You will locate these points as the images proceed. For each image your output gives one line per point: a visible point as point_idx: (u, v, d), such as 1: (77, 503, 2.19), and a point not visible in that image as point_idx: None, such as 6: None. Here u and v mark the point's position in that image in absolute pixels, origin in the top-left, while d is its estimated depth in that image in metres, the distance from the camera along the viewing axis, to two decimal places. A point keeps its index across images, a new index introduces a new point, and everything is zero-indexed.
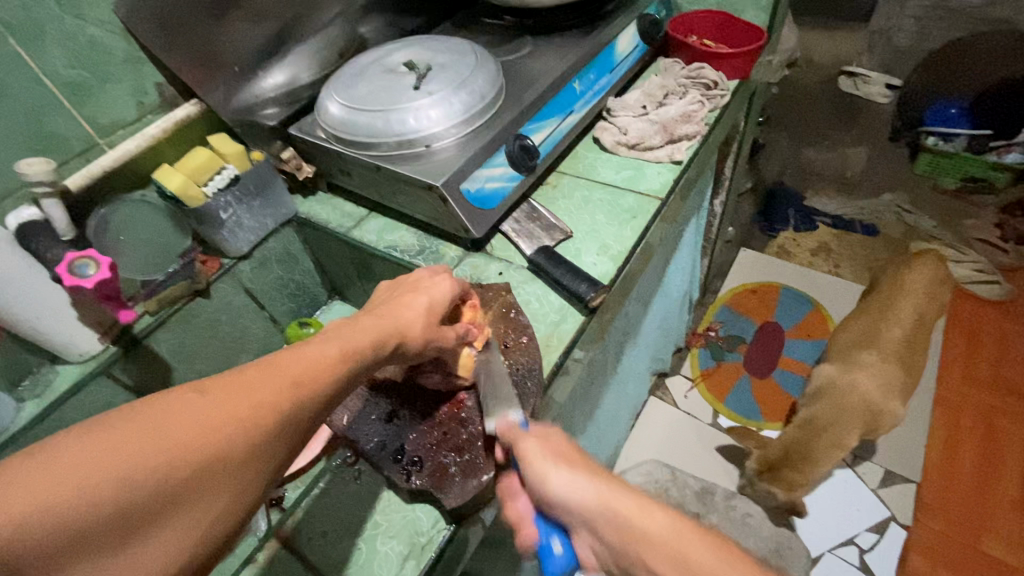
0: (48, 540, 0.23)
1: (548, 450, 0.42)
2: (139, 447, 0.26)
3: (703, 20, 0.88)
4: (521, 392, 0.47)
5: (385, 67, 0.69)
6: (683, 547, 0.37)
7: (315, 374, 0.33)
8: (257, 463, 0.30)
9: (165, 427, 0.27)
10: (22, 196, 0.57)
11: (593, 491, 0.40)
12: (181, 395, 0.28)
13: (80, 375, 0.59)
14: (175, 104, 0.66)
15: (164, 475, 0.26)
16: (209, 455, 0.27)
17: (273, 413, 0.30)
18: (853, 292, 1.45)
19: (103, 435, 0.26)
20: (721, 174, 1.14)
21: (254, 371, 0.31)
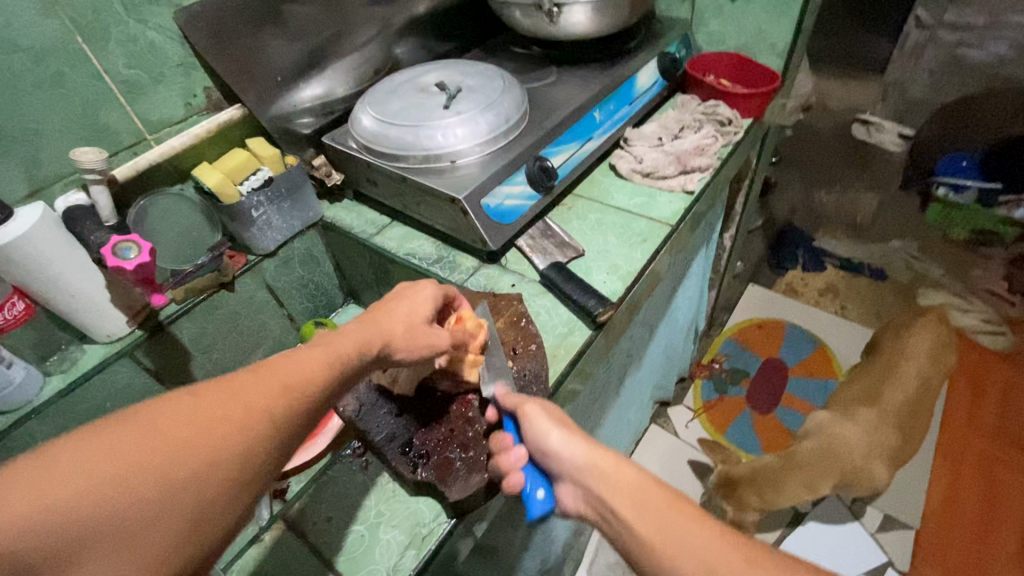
0: (51, 536, 0.26)
1: (548, 413, 0.46)
2: (135, 446, 0.29)
3: (719, 61, 0.93)
4: (551, 412, 0.46)
5: (417, 86, 0.73)
6: (656, 500, 0.40)
7: (308, 377, 0.36)
8: (251, 463, 0.32)
9: (162, 431, 0.30)
10: (72, 182, 0.60)
11: (591, 453, 0.43)
12: (174, 399, 0.31)
13: (105, 355, 0.62)
14: (219, 107, 0.70)
15: (161, 476, 0.29)
16: (205, 456, 0.30)
17: (265, 413, 0.33)
18: (860, 334, 1.47)
19: (105, 439, 0.29)
20: (732, 209, 1.17)
21: (247, 374, 0.34)
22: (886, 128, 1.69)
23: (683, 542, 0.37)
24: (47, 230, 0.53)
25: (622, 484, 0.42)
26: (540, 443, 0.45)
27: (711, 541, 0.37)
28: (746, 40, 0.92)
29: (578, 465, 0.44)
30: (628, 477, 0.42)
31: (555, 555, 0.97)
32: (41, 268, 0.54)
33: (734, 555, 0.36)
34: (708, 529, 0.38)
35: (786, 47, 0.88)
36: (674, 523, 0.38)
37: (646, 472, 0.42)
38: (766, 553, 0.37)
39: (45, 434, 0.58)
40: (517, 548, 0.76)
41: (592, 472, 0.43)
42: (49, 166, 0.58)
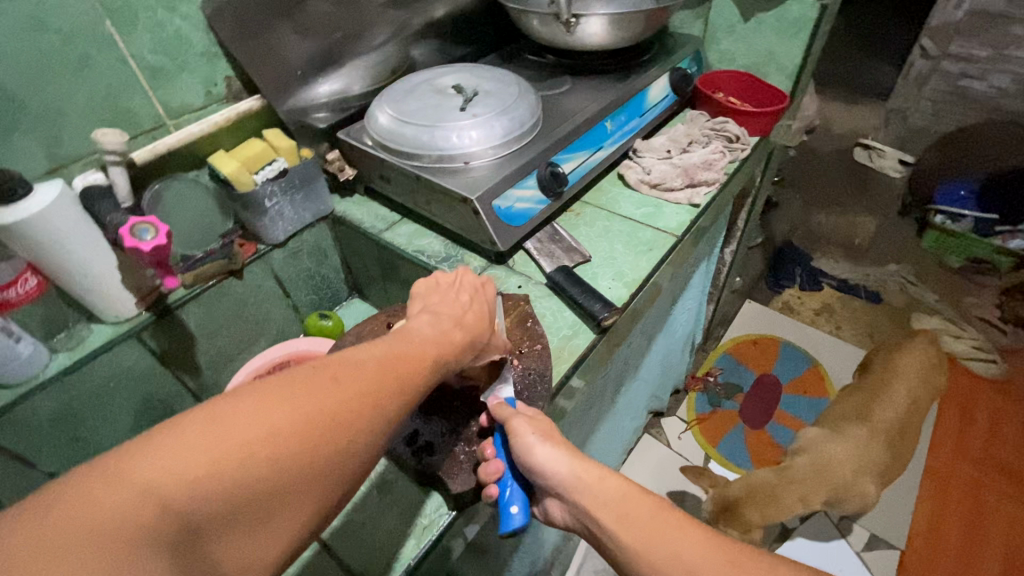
0: (214, 498, 0.27)
1: (534, 427, 0.46)
2: (287, 419, 0.29)
3: (729, 80, 0.95)
4: (538, 425, 0.46)
5: (434, 87, 0.74)
6: (641, 512, 0.43)
7: (419, 364, 0.37)
8: (376, 442, 0.33)
9: (305, 401, 0.30)
10: (91, 162, 0.61)
11: (578, 466, 0.45)
12: (318, 376, 0.32)
13: (112, 335, 0.62)
14: (239, 97, 0.71)
15: (306, 448, 0.29)
16: (343, 431, 0.31)
17: (391, 401, 0.33)
18: (854, 355, 1.47)
19: (255, 406, 0.29)
20: (733, 225, 1.18)
21: (374, 359, 0.34)
22: (887, 154, 1.82)
23: (668, 549, 0.40)
24: (65, 207, 0.54)
25: (610, 496, 0.44)
26: (527, 458, 0.45)
27: (693, 544, 0.40)
28: (755, 60, 0.94)
29: (566, 480, 0.45)
30: (616, 486, 0.45)
31: (544, 558, 0.97)
32: (56, 245, 0.54)
33: (713, 557, 0.40)
34: (689, 532, 0.41)
35: (795, 68, 0.90)
36: (659, 530, 0.42)
37: (629, 482, 0.45)
38: (740, 549, 0.41)
39: (49, 410, 0.59)
40: (508, 548, 0.77)
41: (581, 486, 0.45)
42: (69, 145, 0.59)
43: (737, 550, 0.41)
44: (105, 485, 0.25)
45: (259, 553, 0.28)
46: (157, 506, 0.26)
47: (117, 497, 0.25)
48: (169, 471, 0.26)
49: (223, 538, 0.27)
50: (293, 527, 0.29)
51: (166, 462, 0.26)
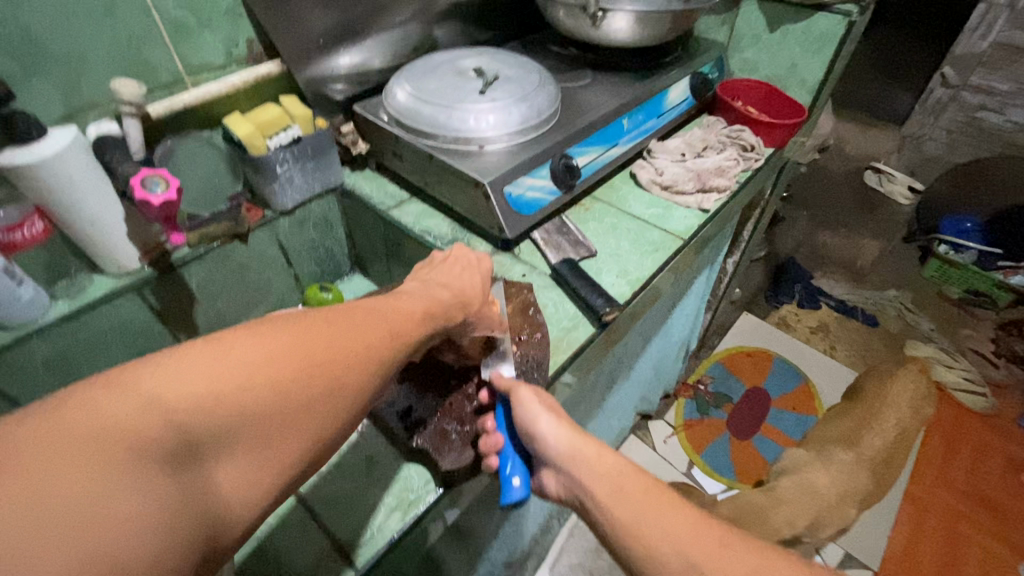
0: (217, 418, 0.26)
1: (540, 399, 0.47)
2: (291, 349, 0.30)
3: (750, 89, 0.93)
4: (544, 398, 0.47)
5: (456, 68, 0.74)
6: (633, 487, 0.41)
7: (414, 320, 0.38)
8: (372, 384, 0.33)
9: (306, 336, 0.31)
10: (106, 111, 0.61)
11: (579, 440, 0.45)
12: (315, 317, 0.33)
13: (112, 286, 0.62)
14: (259, 60, 0.70)
15: (308, 379, 0.30)
16: (342, 368, 0.31)
17: (386, 347, 0.34)
18: (845, 375, 1.48)
19: (258, 336, 0.29)
20: (739, 236, 1.18)
21: (368, 309, 0.36)
22: (897, 180, 1.81)
23: (660, 528, 0.38)
24: (76, 153, 0.54)
25: (605, 471, 0.43)
26: (530, 430, 0.46)
27: (688, 524, 0.38)
28: (778, 72, 0.93)
29: (566, 452, 0.45)
30: (612, 464, 0.44)
31: (520, 548, 0.98)
32: (66, 190, 0.54)
33: (699, 534, 0.38)
34: (685, 512, 0.39)
35: (817, 83, 0.89)
36: (654, 509, 0.40)
37: (626, 459, 0.44)
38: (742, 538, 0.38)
39: (45, 355, 0.59)
40: (487, 533, 0.78)
41: (579, 461, 0.44)
42: (87, 92, 0.58)
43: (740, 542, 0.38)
44: (106, 395, 0.24)
45: (259, 481, 0.28)
46: (158, 418, 0.25)
47: (119, 408, 0.24)
48: (175, 385, 0.25)
49: (222, 459, 0.27)
50: (290, 459, 0.29)
51: (172, 375, 0.26)
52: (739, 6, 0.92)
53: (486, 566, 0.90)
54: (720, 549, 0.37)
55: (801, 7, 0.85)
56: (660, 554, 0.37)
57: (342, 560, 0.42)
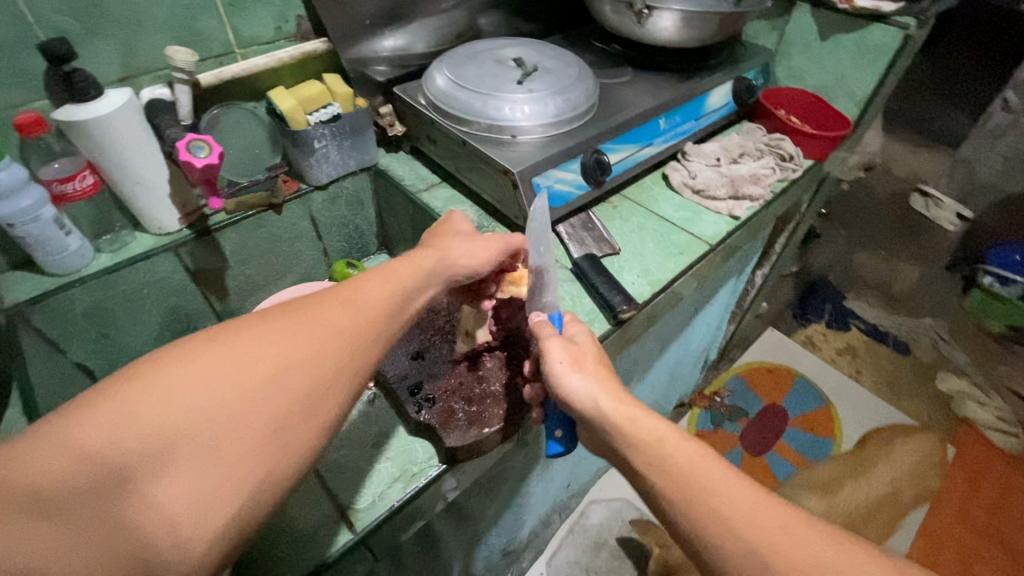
0: (137, 446, 0.27)
1: (565, 353, 0.47)
2: (213, 367, 0.30)
3: (794, 98, 0.91)
4: (568, 351, 0.47)
5: (496, 57, 0.74)
6: (682, 459, 0.39)
7: (365, 311, 0.38)
8: (322, 380, 0.34)
9: (231, 352, 0.31)
10: (160, 77, 0.63)
11: (617, 397, 0.44)
12: (244, 329, 0.33)
13: (152, 245, 0.65)
14: (306, 37, 0.72)
15: (236, 391, 0.30)
16: (279, 370, 0.32)
17: (329, 339, 0.35)
18: (868, 401, 1.43)
19: (182, 359, 0.30)
20: (770, 248, 1.15)
21: (306, 308, 0.36)
22: (945, 205, 1.63)
23: (715, 507, 0.37)
24: (128, 114, 0.56)
25: (644, 438, 0.41)
26: (560, 386, 0.46)
27: (746, 499, 0.37)
28: (825, 83, 0.91)
29: (601, 412, 0.43)
30: (650, 428, 0.42)
31: (519, 538, 1.00)
32: (117, 150, 0.57)
33: (765, 518, 0.36)
34: (743, 489, 0.38)
35: (865, 97, 0.86)
36: (708, 489, 0.37)
37: (668, 425, 0.42)
38: (804, 520, 0.37)
39: (85, 304, 0.62)
40: (487, 518, 0.79)
41: (617, 426, 0.42)
42: (143, 57, 0.61)
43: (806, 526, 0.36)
44: (19, 451, 0.25)
45: (206, 494, 0.28)
46: (73, 458, 0.26)
47: (31, 458, 0.25)
48: (84, 427, 0.26)
49: (158, 483, 0.27)
50: (245, 463, 0.30)
51: (84, 417, 0.26)
52: (791, 12, 0.90)
53: (483, 551, 0.91)
54: (781, 530, 0.36)
55: (855, 17, 0.83)
56: (718, 541, 0.36)
57: (342, 523, 0.43)
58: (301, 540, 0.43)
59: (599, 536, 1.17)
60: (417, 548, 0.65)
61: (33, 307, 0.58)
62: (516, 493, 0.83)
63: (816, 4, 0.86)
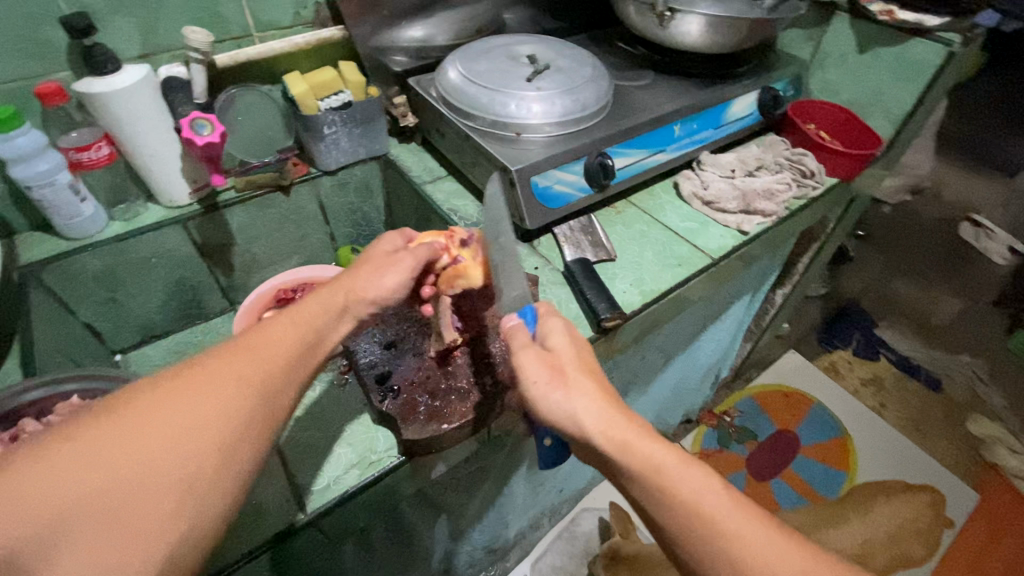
0: (32, 528, 0.27)
1: (541, 371, 0.44)
2: (114, 434, 0.30)
3: (826, 113, 0.86)
4: (545, 368, 0.44)
5: (510, 53, 0.74)
6: (680, 487, 0.39)
7: (274, 355, 0.37)
8: (229, 434, 0.33)
9: (136, 415, 0.31)
10: (179, 56, 0.65)
11: (609, 419, 0.42)
12: (152, 387, 0.33)
13: (163, 217, 0.68)
14: (325, 24, 0.74)
15: (141, 455, 0.30)
16: (188, 426, 0.32)
17: (244, 383, 0.35)
18: (891, 437, 1.36)
19: (67, 438, 0.29)
20: (792, 267, 1.10)
21: (219, 354, 0.36)
22: (996, 236, 1.64)
23: (720, 541, 0.38)
24: (142, 89, 0.58)
25: (641, 465, 0.40)
26: (545, 407, 0.43)
27: (749, 530, 0.38)
28: (860, 98, 0.86)
29: (589, 439, 0.42)
30: (647, 454, 0.40)
31: (504, 537, 0.99)
32: (129, 123, 0.59)
33: (759, 541, 0.38)
34: (744, 519, 0.39)
35: (902, 115, 0.81)
36: (705, 517, 0.39)
37: (665, 449, 0.41)
38: (796, 543, 0.39)
39: (95, 268, 0.65)
40: (468, 512, 0.79)
41: (610, 455, 0.41)
42: (163, 35, 0.63)
43: (801, 554, 0.38)
44: None
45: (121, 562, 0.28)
46: None
47: None
48: None
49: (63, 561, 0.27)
50: (159, 525, 0.30)
51: None
52: (829, 22, 0.85)
53: (466, 546, 0.91)
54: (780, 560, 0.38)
55: (896, 30, 0.78)
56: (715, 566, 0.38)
57: (294, 503, 0.45)
58: (251, 517, 0.44)
59: (587, 545, 1.15)
60: (388, 535, 0.66)
61: (45, 267, 0.61)
62: (500, 493, 0.83)
63: (856, 15, 0.82)
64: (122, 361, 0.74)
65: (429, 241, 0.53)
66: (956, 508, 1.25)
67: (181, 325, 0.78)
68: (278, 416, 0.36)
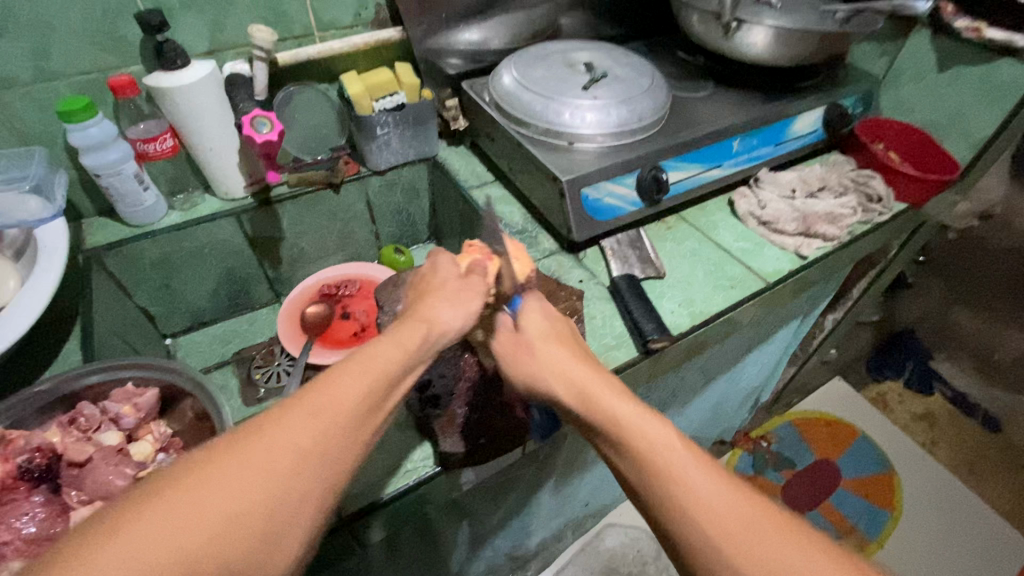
0: None
1: (512, 338, 0.46)
2: (164, 523, 0.27)
3: (897, 133, 0.81)
4: (517, 336, 0.46)
5: (567, 60, 0.72)
6: (643, 441, 0.36)
7: (335, 423, 0.33)
8: (282, 518, 0.30)
9: (189, 496, 0.28)
10: (242, 53, 0.67)
11: (575, 373, 0.42)
12: (208, 460, 0.29)
13: (218, 209, 0.69)
14: (383, 25, 0.74)
15: (188, 545, 0.27)
16: (243, 511, 0.29)
17: (303, 457, 0.31)
18: (940, 477, 1.28)
19: (110, 532, 0.26)
20: (847, 291, 1.04)
21: (280, 417, 0.32)
22: None
23: (677, 493, 0.34)
24: (207, 85, 0.60)
25: (610, 415, 0.39)
26: (518, 368, 0.45)
27: (703, 482, 0.34)
28: (936, 119, 0.81)
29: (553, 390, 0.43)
30: (612, 406, 0.39)
31: (526, 546, 0.98)
32: (193, 117, 0.61)
33: (734, 507, 0.33)
34: (707, 473, 0.35)
35: (983, 139, 0.76)
36: (672, 475, 0.35)
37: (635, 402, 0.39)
38: (779, 518, 0.33)
39: (153, 255, 0.67)
40: (495, 519, 0.79)
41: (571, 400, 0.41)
42: (229, 32, 0.64)
43: (772, 526, 0.32)
44: None
45: None
46: None
47: None
48: None
49: None
50: None
51: None
52: (907, 36, 0.81)
53: (488, 553, 0.90)
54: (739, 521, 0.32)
55: (983, 48, 0.73)
56: (688, 536, 0.33)
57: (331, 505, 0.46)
58: None
59: (611, 562, 1.13)
60: (415, 539, 0.66)
61: (108, 252, 0.64)
62: (528, 503, 0.82)
63: (937, 30, 0.77)
64: (172, 345, 0.76)
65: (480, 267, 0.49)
66: (1008, 556, 1.16)
67: (227, 314, 0.80)
68: (334, 492, 0.33)
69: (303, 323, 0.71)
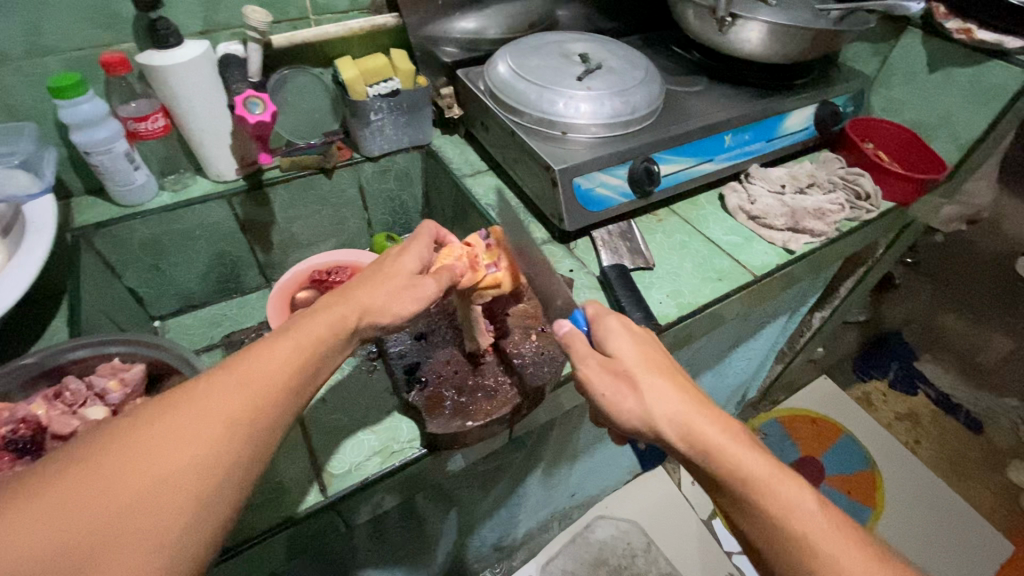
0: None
1: (607, 377, 0.44)
2: (92, 481, 0.29)
3: (887, 133, 0.82)
4: (607, 369, 0.44)
5: (562, 51, 0.73)
6: (770, 497, 0.39)
7: (264, 388, 0.36)
8: (214, 477, 0.32)
9: (118, 459, 0.30)
10: (236, 34, 0.66)
11: (679, 412, 0.42)
12: (137, 426, 0.32)
13: (209, 190, 0.69)
14: (379, 11, 0.74)
15: (117, 500, 0.29)
16: (171, 468, 0.31)
17: (230, 419, 0.34)
18: (921, 475, 1.30)
19: (46, 486, 0.28)
20: (834, 291, 1.05)
21: (208, 385, 0.35)
22: None
23: (800, 542, 0.38)
24: (199, 64, 0.60)
25: (734, 468, 0.40)
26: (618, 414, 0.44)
27: (841, 549, 0.38)
28: (926, 120, 0.82)
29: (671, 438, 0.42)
30: (736, 459, 0.40)
31: (512, 536, 0.99)
32: (186, 97, 0.61)
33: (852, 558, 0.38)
34: (827, 527, 0.39)
35: (971, 140, 0.77)
36: (798, 532, 0.38)
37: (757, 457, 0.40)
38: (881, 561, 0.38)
39: (143, 235, 0.67)
40: (481, 507, 0.79)
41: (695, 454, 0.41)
42: (223, 14, 0.64)
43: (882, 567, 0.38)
44: None
45: None
46: None
47: None
48: None
49: None
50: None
51: None
52: (899, 37, 0.82)
53: (475, 541, 0.91)
54: (856, 570, 0.37)
55: (972, 50, 0.74)
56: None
57: (316, 485, 0.46)
58: (273, 493, 0.45)
59: (599, 553, 1.14)
60: (401, 523, 0.66)
61: (97, 231, 0.63)
62: (514, 491, 0.83)
63: (929, 31, 0.78)
64: (160, 327, 0.76)
65: (451, 266, 0.51)
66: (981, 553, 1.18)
67: (216, 297, 0.80)
68: (263, 453, 0.35)
69: (292, 307, 0.71)
